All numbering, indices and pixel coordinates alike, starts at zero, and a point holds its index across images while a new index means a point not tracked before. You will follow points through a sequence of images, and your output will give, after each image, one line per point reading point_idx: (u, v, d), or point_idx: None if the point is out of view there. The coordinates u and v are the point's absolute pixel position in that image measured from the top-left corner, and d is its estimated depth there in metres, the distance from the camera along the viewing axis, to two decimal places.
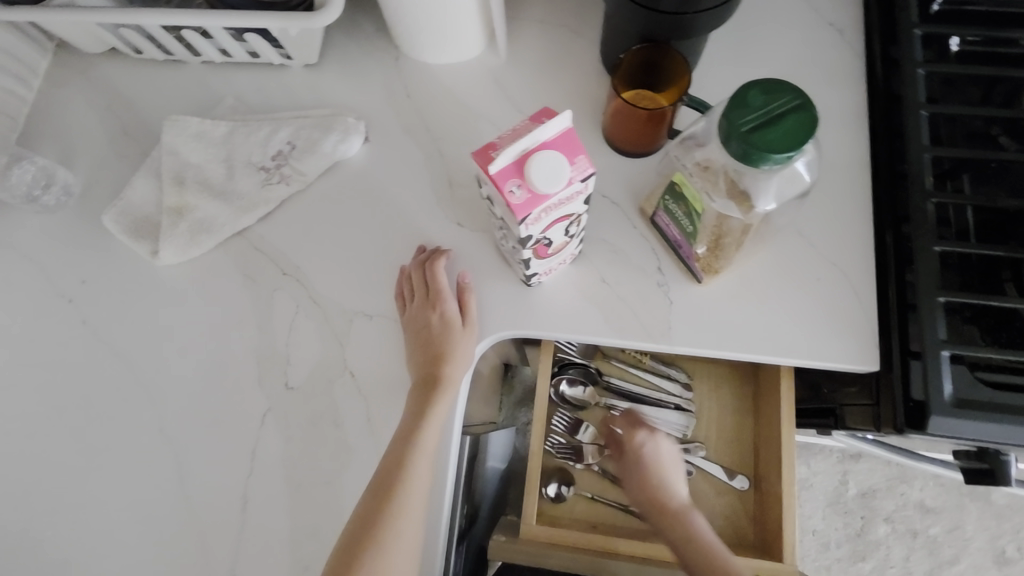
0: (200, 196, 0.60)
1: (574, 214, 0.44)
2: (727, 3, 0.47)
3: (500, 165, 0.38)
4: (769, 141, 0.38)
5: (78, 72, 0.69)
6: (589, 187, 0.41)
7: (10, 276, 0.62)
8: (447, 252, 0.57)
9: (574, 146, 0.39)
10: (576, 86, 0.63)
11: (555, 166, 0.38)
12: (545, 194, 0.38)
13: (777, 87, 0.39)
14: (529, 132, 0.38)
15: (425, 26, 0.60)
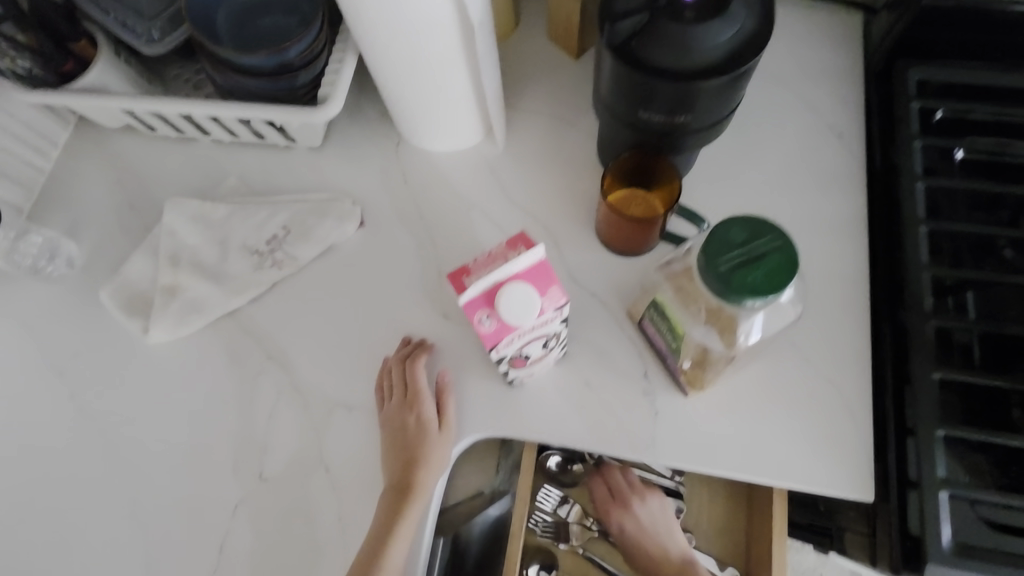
0: (193, 277, 0.61)
1: (551, 333, 0.43)
2: (718, 124, 0.46)
3: (470, 296, 0.38)
4: (747, 283, 0.37)
5: (95, 146, 0.72)
6: (564, 312, 0.41)
7: (5, 342, 0.64)
8: (431, 347, 0.56)
9: (548, 277, 0.39)
10: (570, 180, 0.63)
11: (524, 301, 0.38)
12: (513, 326, 0.38)
13: (759, 224, 0.38)
14: (502, 262, 0.39)
15: (424, 118, 0.61)
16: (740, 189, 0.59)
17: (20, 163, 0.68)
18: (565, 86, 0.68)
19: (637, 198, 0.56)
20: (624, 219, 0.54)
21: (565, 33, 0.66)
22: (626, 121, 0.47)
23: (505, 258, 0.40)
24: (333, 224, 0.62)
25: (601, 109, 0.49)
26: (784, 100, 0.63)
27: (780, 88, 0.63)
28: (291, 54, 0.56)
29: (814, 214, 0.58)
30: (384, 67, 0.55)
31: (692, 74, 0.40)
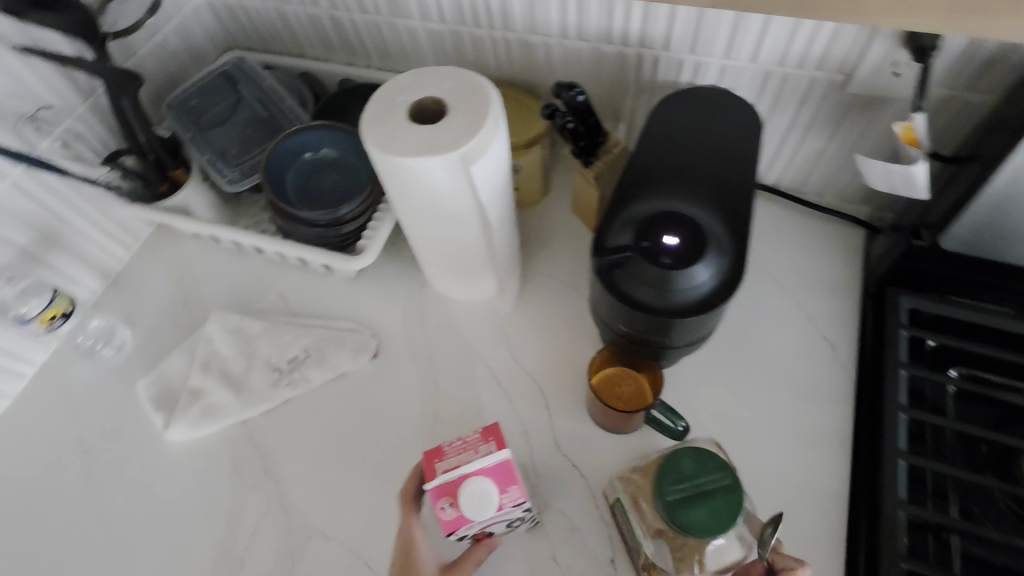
0: (218, 384, 0.67)
1: (510, 518, 0.51)
2: (693, 343, 0.51)
3: (436, 484, 0.47)
4: (690, 517, 0.47)
5: (168, 247, 0.83)
6: (523, 505, 0.49)
7: (49, 413, 0.71)
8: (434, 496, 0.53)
9: (509, 476, 0.48)
10: (570, 346, 0.69)
11: (481, 497, 0.46)
12: (468, 517, 0.46)
13: (708, 463, 0.49)
14: (468, 459, 0.48)
15: (445, 274, 0.69)
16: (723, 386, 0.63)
17: (104, 255, 0.79)
18: (579, 257, 0.74)
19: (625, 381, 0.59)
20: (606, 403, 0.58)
21: (584, 210, 0.73)
22: (616, 329, 0.52)
23: (474, 450, 0.48)
24: (350, 354, 0.69)
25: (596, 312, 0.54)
26: (778, 303, 0.67)
27: (775, 292, 0.68)
28: (344, 212, 0.66)
29: (791, 423, 0.61)
30: (415, 236, 0.62)
31: (670, 308, 0.45)
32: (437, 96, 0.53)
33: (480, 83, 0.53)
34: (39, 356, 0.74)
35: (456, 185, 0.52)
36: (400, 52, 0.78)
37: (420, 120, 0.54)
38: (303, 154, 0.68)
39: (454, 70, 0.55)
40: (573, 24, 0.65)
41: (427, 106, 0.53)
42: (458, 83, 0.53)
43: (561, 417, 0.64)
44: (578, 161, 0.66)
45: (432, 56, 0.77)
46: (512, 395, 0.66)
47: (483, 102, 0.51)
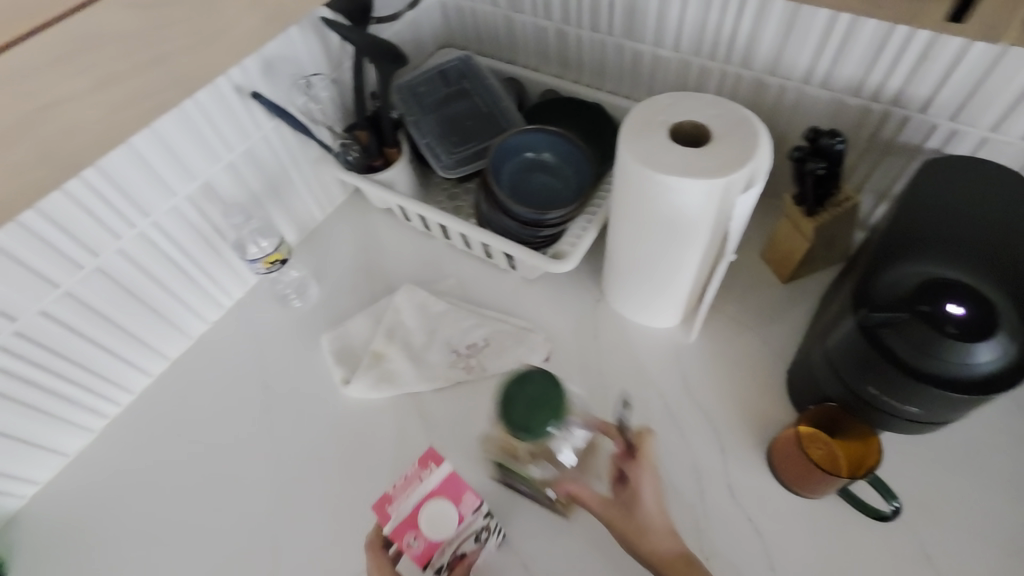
0: (400, 353, 0.71)
1: (474, 530, 0.54)
2: (938, 421, 0.49)
3: (395, 525, 0.51)
4: (535, 428, 0.49)
5: (358, 216, 0.89)
6: (480, 513, 0.54)
7: (237, 347, 0.77)
8: (448, 469, 0.53)
9: (457, 489, 0.52)
10: (749, 393, 0.66)
11: (439, 514, 0.51)
12: (432, 540, 0.50)
13: (539, 379, 0.51)
14: (416, 485, 0.52)
15: (636, 296, 0.69)
16: (922, 475, 0.59)
17: (306, 212, 0.85)
18: (763, 304, 0.72)
19: (826, 446, 0.57)
20: (806, 458, 0.55)
21: (781, 258, 0.72)
22: (852, 390, 0.50)
23: (418, 481, 0.52)
24: (524, 352, 0.70)
25: (827, 369, 0.53)
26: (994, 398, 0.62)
27: None
28: (549, 218, 0.67)
29: (996, 530, 0.56)
30: (630, 255, 0.63)
31: (942, 380, 0.44)
32: (699, 121, 0.53)
33: (746, 115, 0.53)
34: (237, 292, 0.80)
35: (703, 209, 0.52)
36: (617, 72, 0.81)
37: (675, 141, 0.54)
38: (524, 153, 0.71)
39: (717, 99, 0.55)
40: (821, 72, 0.64)
41: (687, 128, 0.54)
42: (722, 113, 0.54)
43: (734, 463, 0.62)
44: (801, 209, 0.65)
45: (650, 81, 0.78)
46: (682, 429, 0.64)
47: (748, 134, 0.52)
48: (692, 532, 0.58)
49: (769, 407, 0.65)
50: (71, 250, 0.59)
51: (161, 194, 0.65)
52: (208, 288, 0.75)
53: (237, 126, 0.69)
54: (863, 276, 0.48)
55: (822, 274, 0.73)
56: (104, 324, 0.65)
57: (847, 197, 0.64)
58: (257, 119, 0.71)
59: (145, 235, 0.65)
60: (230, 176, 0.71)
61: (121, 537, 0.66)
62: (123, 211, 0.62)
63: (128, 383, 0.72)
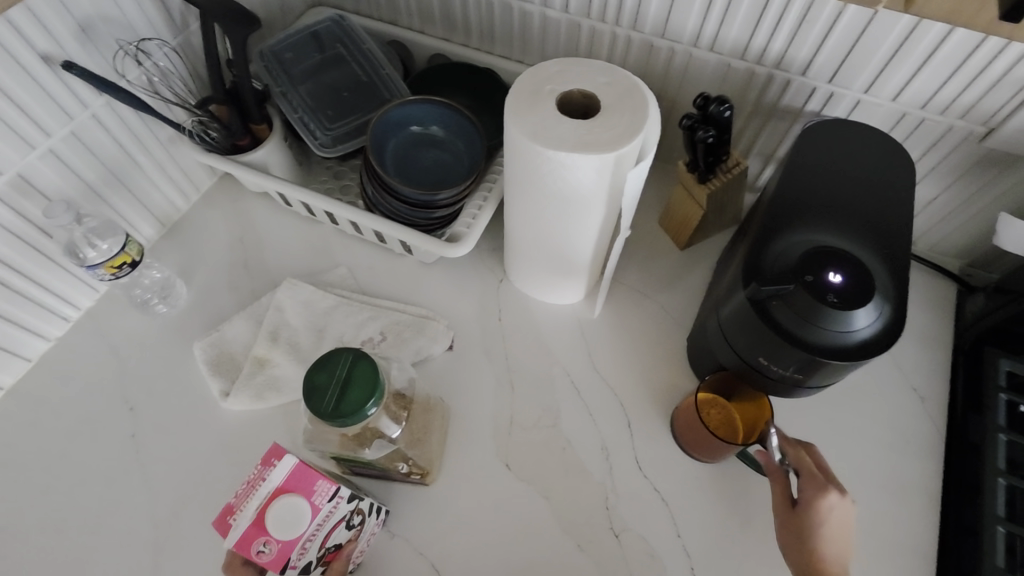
0: (285, 356, 0.64)
1: (346, 515, 0.48)
2: (822, 385, 0.51)
3: (239, 536, 0.42)
4: (349, 411, 0.44)
5: (231, 203, 0.78)
6: (344, 494, 0.47)
7: (91, 365, 0.66)
8: (292, 458, 0.44)
9: (309, 477, 0.44)
10: (651, 364, 0.66)
11: (288, 511, 0.42)
12: (287, 540, 0.42)
13: (328, 357, 0.46)
14: (259, 486, 0.43)
15: (539, 275, 0.66)
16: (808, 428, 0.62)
17: (164, 202, 0.74)
18: (663, 273, 0.72)
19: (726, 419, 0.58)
20: (701, 423, 0.56)
21: (679, 227, 0.72)
22: (746, 361, 0.51)
23: (263, 483, 0.44)
24: (425, 343, 0.66)
25: (722, 342, 0.53)
26: None
27: None
28: (441, 199, 0.62)
29: (871, 473, 0.60)
30: (530, 235, 0.60)
31: (827, 347, 0.44)
32: (588, 89, 0.50)
33: (635, 83, 0.50)
34: (85, 302, 0.68)
35: (595, 185, 0.49)
36: (507, 36, 0.75)
37: (564, 112, 0.51)
38: (410, 127, 0.65)
39: (607, 66, 0.52)
40: (708, 35, 0.63)
41: (576, 98, 0.51)
42: (612, 80, 0.51)
43: (641, 438, 0.62)
44: (693, 176, 0.64)
45: (541, 45, 0.74)
46: (590, 408, 0.63)
47: (638, 104, 0.49)
48: (603, 512, 0.58)
49: (673, 378, 0.65)
50: None
51: None
52: (44, 301, 0.64)
53: (53, 106, 0.57)
54: (753, 250, 0.48)
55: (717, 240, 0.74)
56: None
57: (736, 162, 0.64)
58: (79, 96, 0.59)
59: None
60: (52, 167, 0.59)
61: None
62: None
63: None
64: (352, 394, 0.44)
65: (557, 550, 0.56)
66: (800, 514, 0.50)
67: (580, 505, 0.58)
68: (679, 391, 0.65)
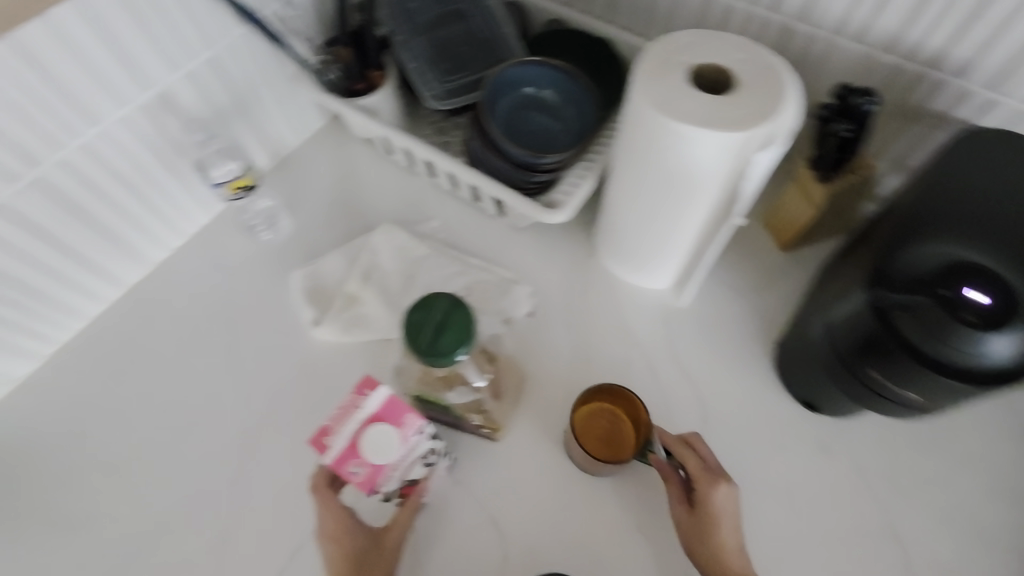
0: (374, 296, 0.66)
1: (427, 452, 0.50)
2: (936, 407, 0.48)
3: (335, 457, 0.45)
4: (443, 353, 0.45)
5: (337, 144, 0.81)
6: (429, 431, 0.48)
7: (202, 278, 0.72)
8: (381, 391, 0.46)
9: (398, 410, 0.46)
10: (734, 362, 0.64)
11: (380, 440, 0.45)
12: (378, 465, 0.45)
13: (427, 298, 0.47)
14: (354, 414, 0.46)
15: (631, 254, 0.65)
16: (896, 455, 0.59)
17: (279, 136, 0.77)
18: (758, 271, 0.70)
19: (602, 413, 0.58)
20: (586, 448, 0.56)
21: (783, 226, 0.68)
22: (853, 370, 0.48)
23: (356, 410, 0.46)
24: (508, 305, 0.66)
25: (829, 348, 0.51)
26: None
27: None
28: (544, 162, 0.61)
29: (961, 514, 0.57)
30: (633, 213, 0.59)
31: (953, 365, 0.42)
32: (723, 65, 0.48)
33: (774, 62, 0.47)
34: (201, 219, 0.73)
35: (717, 166, 0.47)
36: (632, 5, 0.73)
37: (694, 86, 0.49)
38: (522, 88, 0.65)
39: (744, 42, 0.49)
40: (857, 23, 0.58)
41: (707, 73, 0.48)
42: (750, 57, 0.48)
43: (713, 433, 0.61)
44: (815, 173, 0.60)
45: (667, 18, 0.71)
46: (665, 395, 0.63)
47: (777, 85, 0.46)
48: (666, 498, 0.58)
49: (756, 379, 0.63)
50: (4, 158, 0.53)
51: (109, 103, 0.57)
52: (167, 213, 0.69)
53: (200, 31, 0.61)
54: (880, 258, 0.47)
55: (822, 246, 0.70)
56: (43, 242, 0.59)
57: (863, 165, 0.60)
58: (223, 24, 0.63)
59: (93, 147, 0.58)
60: (192, 89, 0.63)
61: (74, 469, 0.62)
62: (66, 118, 0.55)
63: (79, 308, 0.67)
64: (448, 337, 0.45)
65: (616, 526, 0.57)
66: (699, 512, 0.52)
67: (641, 488, 0.58)
68: (761, 393, 0.62)
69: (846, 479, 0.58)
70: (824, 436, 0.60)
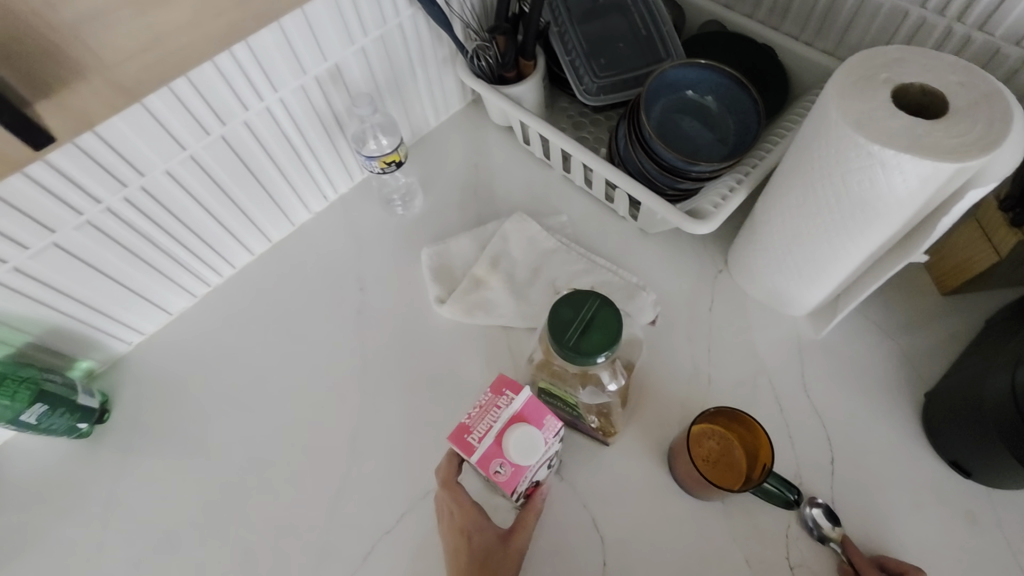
0: (501, 283, 0.67)
1: (553, 456, 0.51)
2: None
3: (480, 454, 0.46)
4: (581, 349, 0.45)
5: (473, 129, 0.83)
6: (561, 435, 0.49)
7: (339, 242, 0.76)
8: (523, 391, 0.48)
9: (540, 412, 0.47)
10: (874, 406, 0.59)
11: (525, 440, 0.46)
12: (522, 466, 0.45)
13: (574, 297, 0.48)
14: (497, 413, 0.47)
15: (774, 277, 0.61)
16: None
17: (422, 115, 0.80)
18: (910, 313, 0.64)
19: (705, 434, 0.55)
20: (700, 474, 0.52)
21: (950, 268, 0.62)
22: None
23: (498, 409, 0.48)
24: (632, 310, 0.65)
25: (1010, 416, 0.45)
26: None
27: None
28: (696, 169, 0.59)
29: None
30: (789, 232, 0.55)
31: None
32: (934, 86, 0.44)
33: (998, 89, 0.43)
34: (342, 186, 0.78)
35: (909, 195, 0.43)
36: (804, 14, 0.69)
37: (895, 106, 0.45)
38: (683, 91, 0.63)
39: (961, 63, 0.45)
40: None
41: (912, 93, 0.45)
42: (967, 81, 0.43)
43: (843, 479, 0.56)
44: (1007, 216, 0.54)
45: (843, 32, 0.66)
46: (791, 430, 0.59)
47: (999, 113, 0.41)
48: (782, 538, 0.54)
49: (897, 430, 0.58)
50: (204, 116, 0.57)
51: (292, 71, 0.61)
52: (316, 176, 0.73)
53: (378, 10, 0.64)
54: None
55: (991, 295, 0.63)
56: (217, 193, 0.64)
57: None
58: (397, 4, 0.65)
59: (271, 111, 0.62)
60: (359, 63, 0.67)
61: (207, 403, 0.67)
62: (256, 82, 0.59)
63: (231, 256, 0.72)
64: (593, 337, 0.46)
65: (724, 556, 0.54)
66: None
67: (756, 522, 0.55)
68: (901, 446, 0.57)
69: (997, 559, 0.52)
70: (973, 505, 0.54)
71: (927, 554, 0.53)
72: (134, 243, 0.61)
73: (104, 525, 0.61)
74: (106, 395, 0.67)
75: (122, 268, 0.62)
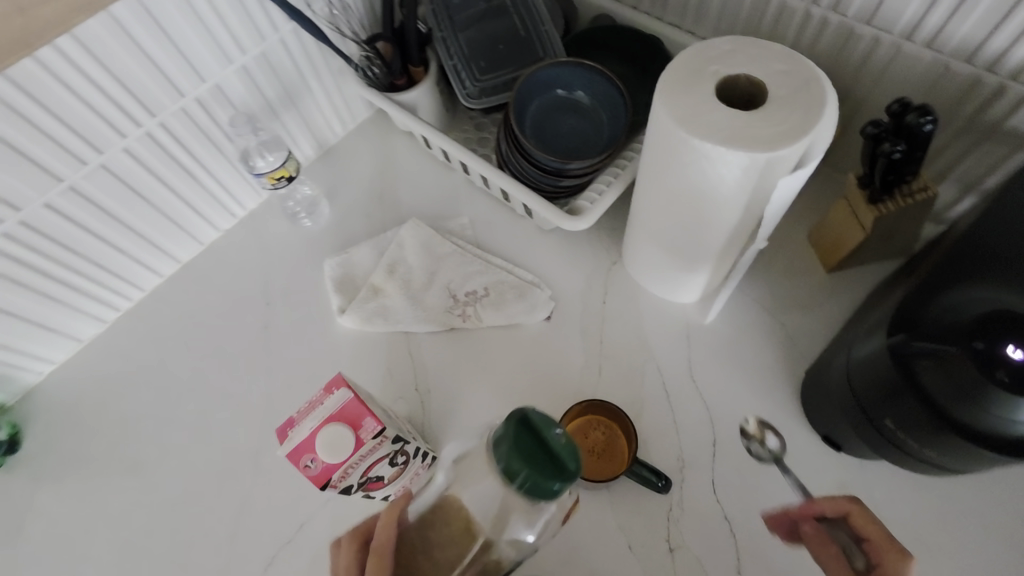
0: (398, 290, 0.68)
1: (389, 454, 0.47)
2: (944, 469, 0.42)
3: (290, 450, 0.43)
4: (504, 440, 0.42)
5: (380, 136, 0.84)
6: (390, 436, 0.46)
7: (247, 258, 0.77)
8: (344, 388, 0.45)
9: (360, 412, 0.44)
10: (756, 386, 0.61)
11: (336, 440, 0.42)
12: (333, 466, 0.43)
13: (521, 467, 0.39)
14: (316, 410, 0.44)
15: (656, 269, 0.63)
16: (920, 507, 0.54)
17: (325, 126, 0.80)
18: (795, 292, 0.65)
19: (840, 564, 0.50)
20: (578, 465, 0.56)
21: (829, 247, 0.64)
22: (870, 419, 0.44)
23: (322, 406, 0.45)
24: (525, 308, 0.67)
25: (846, 395, 0.46)
26: None
27: None
28: (572, 168, 0.61)
29: None
30: (656, 226, 0.56)
31: (984, 432, 0.37)
32: (758, 77, 0.44)
33: (816, 75, 0.44)
34: (249, 203, 0.78)
35: (736, 183, 0.44)
36: (682, 4, 0.69)
37: (725, 97, 0.46)
38: (555, 90, 0.64)
39: (787, 51, 0.46)
40: (930, 28, 0.53)
41: (742, 84, 0.45)
42: (792, 69, 0.44)
43: (724, 461, 0.58)
44: (864, 193, 0.55)
45: (720, 18, 0.67)
46: (677, 416, 0.61)
47: (816, 101, 0.42)
48: (664, 521, 0.56)
49: (777, 407, 0.60)
50: (76, 145, 0.58)
51: (168, 95, 0.61)
52: (218, 195, 0.74)
53: (251, 27, 0.63)
54: (913, 299, 0.41)
55: (871, 270, 0.65)
56: (106, 219, 0.64)
57: (924, 188, 0.54)
58: (274, 21, 0.65)
59: (152, 136, 0.63)
60: (242, 82, 0.67)
61: (117, 427, 0.68)
62: (128, 107, 0.59)
63: (138, 280, 0.73)
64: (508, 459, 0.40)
65: (610, 543, 0.56)
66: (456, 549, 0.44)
67: (641, 509, 0.57)
68: (780, 424, 0.59)
69: None
70: (844, 476, 0.56)
71: (794, 524, 0.55)
72: (26, 275, 0.62)
73: (16, 554, 0.63)
74: (16, 427, 0.68)
75: (17, 302, 0.63)
